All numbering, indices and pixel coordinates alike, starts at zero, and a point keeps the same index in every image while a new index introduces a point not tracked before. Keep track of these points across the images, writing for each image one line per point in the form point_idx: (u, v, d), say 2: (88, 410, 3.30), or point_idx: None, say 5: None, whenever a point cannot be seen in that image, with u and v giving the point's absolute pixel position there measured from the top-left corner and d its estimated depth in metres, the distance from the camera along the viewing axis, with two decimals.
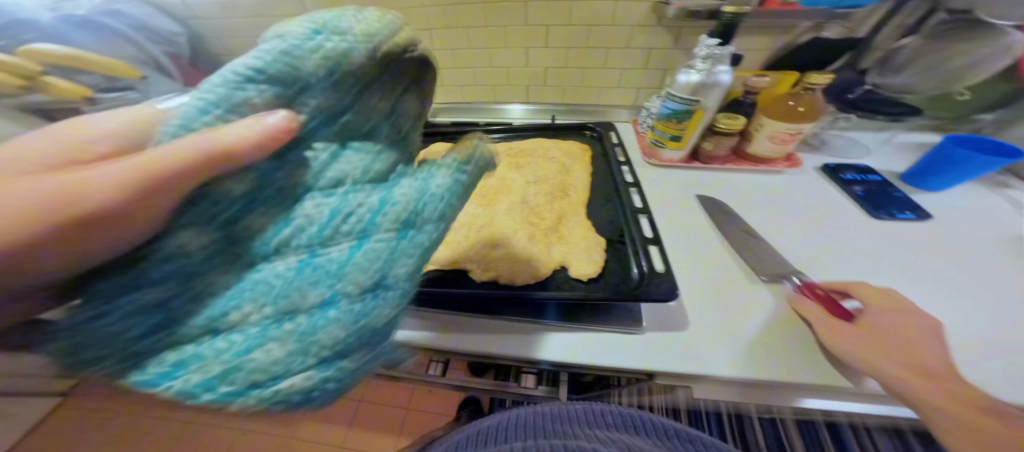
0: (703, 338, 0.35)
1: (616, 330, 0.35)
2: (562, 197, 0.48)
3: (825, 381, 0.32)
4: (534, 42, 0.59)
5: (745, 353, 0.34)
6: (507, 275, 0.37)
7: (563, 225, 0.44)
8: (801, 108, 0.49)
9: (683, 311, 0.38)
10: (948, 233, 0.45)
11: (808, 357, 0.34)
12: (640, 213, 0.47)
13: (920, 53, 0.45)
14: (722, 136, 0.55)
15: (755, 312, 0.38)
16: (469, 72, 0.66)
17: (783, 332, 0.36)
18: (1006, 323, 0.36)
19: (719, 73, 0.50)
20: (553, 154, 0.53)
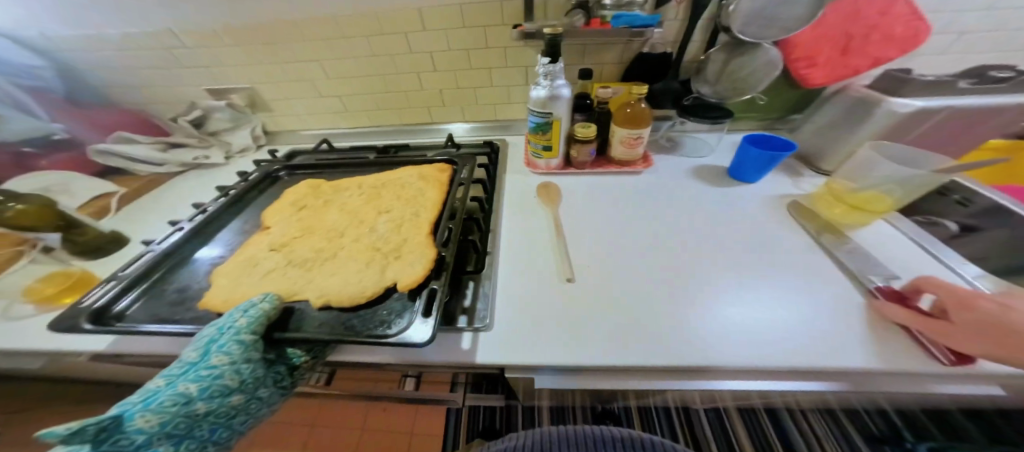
0: (537, 328, 0.41)
1: (458, 330, 0.41)
2: (422, 213, 0.56)
3: (645, 358, 0.37)
4: (425, 69, 0.76)
5: (571, 338, 0.40)
6: (336, 300, 0.42)
7: (405, 245, 0.50)
8: (636, 117, 0.60)
9: (520, 303, 0.45)
10: (753, 225, 0.55)
11: (628, 337, 0.39)
12: (484, 226, 0.55)
13: (723, 65, 0.60)
14: (582, 144, 0.64)
15: (582, 297, 0.45)
16: (379, 98, 0.83)
17: (605, 318, 0.42)
18: (773, 294, 0.43)
19: (559, 87, 0.56)
20: (413, 181, 0.64)
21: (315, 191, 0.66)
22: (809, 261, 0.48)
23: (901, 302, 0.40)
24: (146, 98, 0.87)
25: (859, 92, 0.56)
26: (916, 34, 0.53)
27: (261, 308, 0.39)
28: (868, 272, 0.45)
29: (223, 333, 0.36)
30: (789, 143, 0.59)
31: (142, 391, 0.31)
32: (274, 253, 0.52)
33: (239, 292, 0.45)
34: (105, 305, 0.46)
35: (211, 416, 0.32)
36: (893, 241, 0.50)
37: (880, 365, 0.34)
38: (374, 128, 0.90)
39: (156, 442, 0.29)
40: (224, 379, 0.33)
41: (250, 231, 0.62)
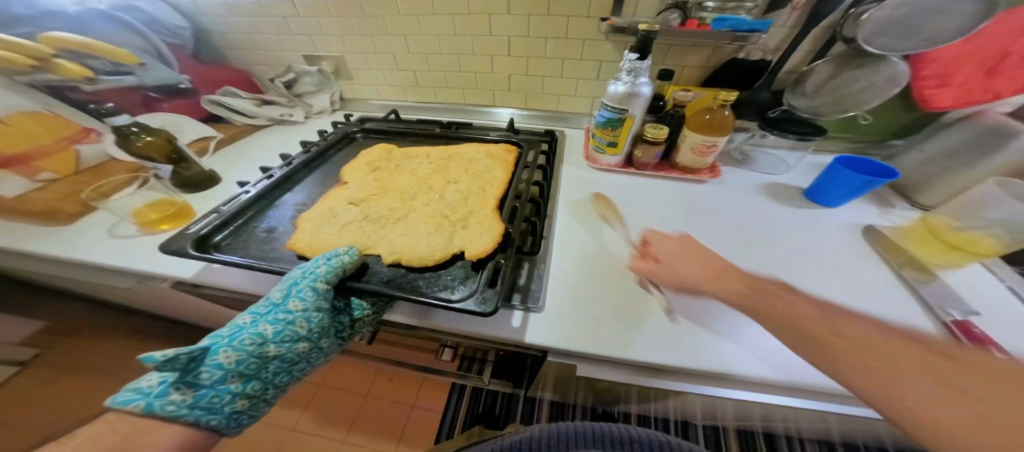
0: (585, 316, 0.42)
1: (512, 308, 0.43)
2: (485, 191, 0.59)
3: (690, 363, 0.37)
4: (500, 52, 0.78)
5: (618, 333, 0.40)
6: (405, 258, 0.46)
7: (470, 217, 0.54)
8: (717, 124, 0.57)
9: (568, 291, 0.46)
10: (829, 253, 0.50)
11: (675, 342, 0.39)
12: (539, 210, 0.56)
13: (833, 76, 0.56)
14: (650, 144, 0.62)
15: (631, 295, 0.45)
16: (451, 76, 0.87)
17: (654, 319, 0.42)
18: None
19: (641, 85, 0.55)
20: (478, 158, 0.67)
21: (387, 155, 0.71)
22: (893, 295, 0.44)
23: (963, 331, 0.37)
24: (251, 57, 0.98)
25: (989, 121, 0.50)
26: None
27: (341, 259, 0.43)
28: (948, 304, 0.41)
29: (302, 279, 0.41)
30: (891, 171, 0.54)
31: (232, 327, 0.39)
32: (352, 207, 0.58)
33: (321, 238, 0.51)
34: (207, 233, 0.53)
35: (276, 361, 0.38)
36: (998, 295, 0.44)
37: None
38: (437, 105, 0.94)
39: (229, 378, 0.36)
40: (291, 329, 0.39)
41: (327, 185, 0.68)
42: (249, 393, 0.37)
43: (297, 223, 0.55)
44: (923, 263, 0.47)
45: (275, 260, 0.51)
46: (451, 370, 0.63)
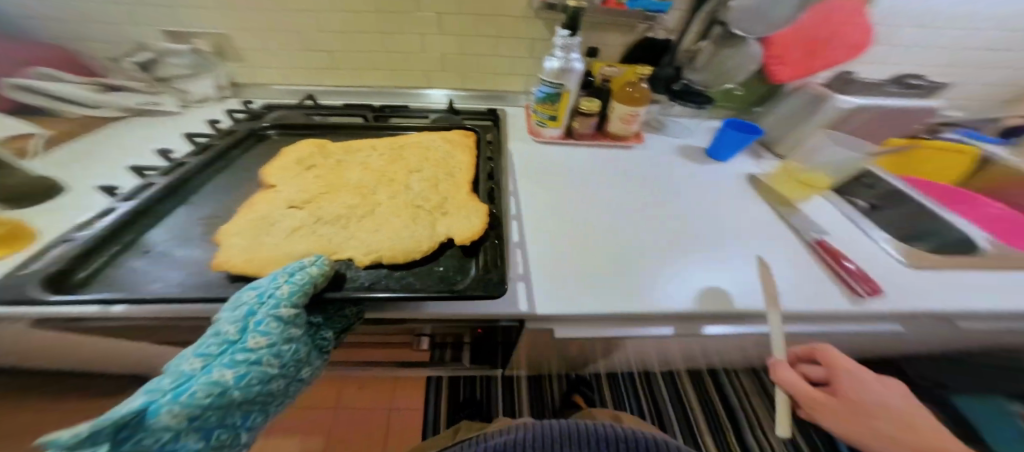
0: (566, 281, 0.45)
1: (517, 286, 0.43)
2: (450, 178, 0.57)
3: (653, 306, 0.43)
4: (429, 30, 0.74)
5: (596, 290, 0.44)
6: (386, 255, 0.42)
7: (444, 205, 0.52)
8: (637, 95, 0.66)
9: (547, 262, 0.48)
10: (729, 197, 0.63)
11: (644, 290, 0.45)
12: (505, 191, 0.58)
13: (714, 53, 0.68)
14: (586, 116, 0.68)
15: (605, 256, 0.49)
16: (374, 57, 0.79)
17: (626, 275, 0.47)
18: (756, 251, 0.52)
19: (573, 60, 0.59)
20: (436, 145, 0.64)
21: (321, 151, 0.62)
22: (773, 223, 0.57)
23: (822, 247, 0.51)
24: (71, 30, 0.71)
25: (807, 90, 0.67)
26: (864, 43, 0.63)
27: (309, 272, 0.34)
28: (809, 230, 0.55)
29: (260, 306, 0.30)
30: (757, 128, 0.69)
31: (172, 377, 0.24)
32: (295, 211, 0.49)
33: (262, 251, 0.41)
34: (62, 268, 0.37)
35: (246, 402, 0.27)
36: (831, 211, 0.61)
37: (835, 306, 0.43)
38: (361, 89, 0.84)
39: (183, 439, 0.22)
40: (265, 363, 0.28)
41: (245, 186, 0.55)
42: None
43: (215, 238, 0.43)
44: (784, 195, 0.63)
45: (187, 282, 0.38)
46: (422, 362, 0.60)
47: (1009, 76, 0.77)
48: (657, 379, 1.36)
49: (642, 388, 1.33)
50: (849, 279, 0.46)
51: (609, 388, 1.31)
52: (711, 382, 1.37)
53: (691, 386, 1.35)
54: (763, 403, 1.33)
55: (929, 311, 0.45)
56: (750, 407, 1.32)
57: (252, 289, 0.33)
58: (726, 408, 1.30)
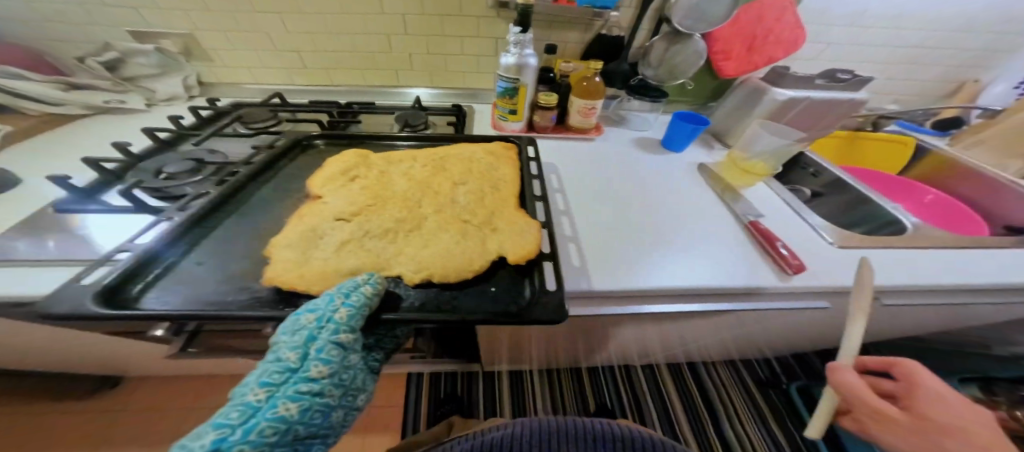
0: (569, 270, 0.47)
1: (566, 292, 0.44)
2: (495, 192, 0.57)
3: (627, 287, 0.46)
4: (397, 31, 0.77)
5: (590, 276, 0.46)
6: (439, 272, 0.42)
7: (494, 220, 0.52)
8: (592, 89, 0.69)
9: (563, 257, 0.49)
10: (680, 185, 0.66)
11: (644, 276, 0.47)
12: (539, 199, 0.58)
13: (663, 51, 0.72)
14: (544, 110, 0.70)
15: (617, 252, 0.51)
16: (344, 56, 0.80)
17: (627, 264, 0.49)
18: (715, 236, 0.54)
19: (527, 56, 0.61)
20: (477, 156, 0.64)
21: (365, 161, 0.60)
22: (715, 208, 0.60)
23: (757, 229, 0.53)
24: (35, 30, 0.71)
25: (748, 83, 0.71)
26: (797, 40, 0.68)
27: (364, 294, 0.36)
28: (746, 211, 0.58)
29: (320, 333, 0.33)
30: (702, 118, 0.71)
31: (240, 409, 0.27)
32: (344, 224, 0.48)
33: (312, 268, 0.41)
34: (116, 282, 0.35)
35: (311, 430, 0.31)
36: (770, 196, 0.63)
37: (770, 284, 0.46)
38: (331, 87, 0.86)
39: None
40: (323, 394, 0.31)
41: (292, 196, 0.54)
42: None
43: (267, 250, 0.43)
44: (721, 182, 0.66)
45: (217, 299, 0.37)
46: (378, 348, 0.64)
47: (944, 73, 0.83)
48: (636, 367, 1.41)
49: (624, 384, 1.35)
50: (780, 257, 0.48)
51: (591, 387, 1.33)
52: (691, 377, 1.39)
53: (671, 379, 1.38)
54: (741, 395, 1.35)
55: (837, 284, 0.47)
56: (728, 399, 1.34)
57: (306, 311, 0.34)
58: (704, 399, 1.33)
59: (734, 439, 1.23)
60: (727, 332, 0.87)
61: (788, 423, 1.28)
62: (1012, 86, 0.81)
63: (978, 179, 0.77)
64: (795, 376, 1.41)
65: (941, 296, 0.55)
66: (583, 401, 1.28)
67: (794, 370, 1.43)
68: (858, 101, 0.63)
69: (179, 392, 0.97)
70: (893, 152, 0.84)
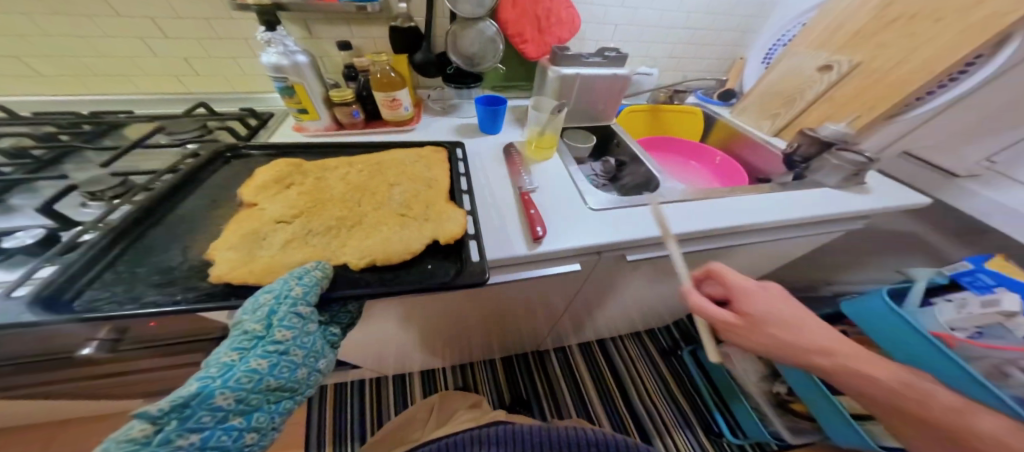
0: (489, 239, 0.51)
1: (503, 258, 0.49)
2: (428, 190, 0.54)
3: (517, 251, 0.50)
4: (151, 34, 0.64)
5: (489, 249, 0.49)
6: (381, 256, 0.43)
7: (431, 208, 0.51)
8: (389, 80, 0.68)
9: (483, 237, 0.51)
10: (491, 166, 0.68)
11: (561, 240, 0.53)
12: (466, 193, 0.58)
13: (456, 39, 0.72)
14: (340, 106, 0.67)
15: (526, 224, 0.54)
16: (89, 64, 0.66)
17: (536, 231, 0.53)
18: (513, 208, 0.57)
19: (294, 54, 0.58)
20: (410, 161, 0.61)
21: (298, 169, 0.56)
22: (512, 180, 0.63)
23: (524, 206, 0.56)
24: None
25: (540, 63, 0.76)
26: (572, 20, 0.76)
27: (315, 275, 0.39)
28: (523, 182, 0.62)
29: (279, 304, 0.35)
30: (494, 98, 0.74)
31: (218, 365, 0.31)
32: (286, 226, 0.46)
33: (260, 264, 0.40)
34: (49, 293, 0.34)
35: (280, 388, 0.34)
36: (557, 169, 0.68)
37: (551, 247, 0.51)
38: (73, 98, 0.69)
39: (232, 416, 0.30)
40: (290, 353, 0.34)
41: (222, 206, 0.49)
42: (259, 426, 0.31)
43: (209, 254, 0.41)
44: (525, 159, 0.69)
45: (162, 298, 0.37)
46: (162, 378, 0.57)
47: (720, 50, 0.99)
48: (551, 354, 1.36)
49: (535, 370, 1.31)
50: (533, 227, 0.52)
51: (506, 382, 1.26)
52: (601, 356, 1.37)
53: (583, 364, 1.34)
54: (648, 367, 1.35)
55: (591, 242, 0.53)
56: (634, 368, 1.35)
57: (269, 285, 0.38)
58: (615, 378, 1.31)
59: (641, 411, 1.22)
60: (596, 309, 0.91)
61: (688, 384, 1.31)
62: (759, 61, 0.96)
63: (746, 140, 0.93)
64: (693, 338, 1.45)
65: (691, 243, 0.64)
66: (498, 393, 1.22)
67: (691, 334, 1.46)
68: (622, 76, 0.74)
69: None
70: (687, 122, 1.00)
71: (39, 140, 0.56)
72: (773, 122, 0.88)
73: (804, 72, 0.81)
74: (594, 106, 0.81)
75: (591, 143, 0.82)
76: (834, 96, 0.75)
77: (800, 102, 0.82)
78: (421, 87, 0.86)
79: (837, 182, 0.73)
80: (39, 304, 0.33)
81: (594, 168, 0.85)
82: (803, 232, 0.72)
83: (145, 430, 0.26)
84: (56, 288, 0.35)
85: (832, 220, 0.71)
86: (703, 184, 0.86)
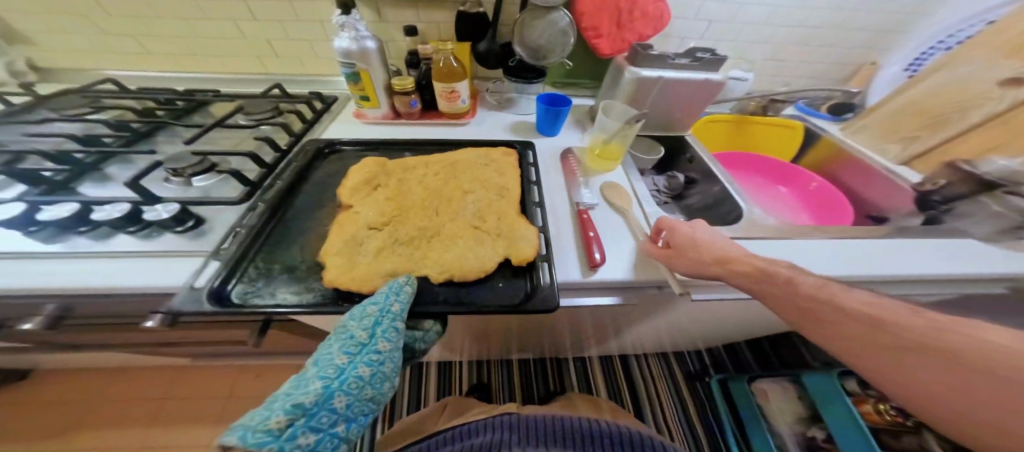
0: (558, 260, 0.46)
1: (571, 280, 0.44)
2: (502, 197, 0.52)
3: (585, 274, 0.45)
4: (238, 15, 0.67)
5: (561, 266, 0.46)
6: (459, 271, 0.42)
7: (503, 222, 0.49)
8: (450, 72, 0.64)
9: (552, 256, 0.46)
10: (552, 171, 0.62)
11: (636, 267, 0.47)
12: (536, 205, 0.54)
13: (524, 28, 0.66)
14: (400, 95, 0.66)
15: (596, 243, 0.47)
16: (185, 41, 0.71)
17: (614, 254, 0.48)
18: (579, 224, 0.51)
19: (363, 39, 0.57)
20: (483, 164, 0.59)
21: (384, 168, 0.57)
22: (575, 191, 0.58)
23: (585, 226, 0.50)
24: None
25: (614, 60, 0.68)
26: (661, 15, 0.66)
27: (408, 290, 0.39)
28: (584, 197, 0.56)
29: (385, 319, 0.35)
30: (560, 97, 0.68)
31: (332, 369, 0.32)
32: (378, 234, 0.47)
33: (361, 272, 0.42)
34: (220, 286, 0.38)
35: (372, 400, 0.34)
36: (620, 183, 0.61)
37: (626, 276, 0.45)
38: (171, 72, 0.76)
39: (337, 423, 0.31)
40: (386, 366, 0.35)
41: (314, 205, 0.51)
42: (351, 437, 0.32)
43: (321, 257, 0.43)
44: (588, 169, 0.63)
45: (293, 296, 0.40)
46: (213, 344, 0.62)
47: (839, 53, 0.81)
48: (568, 360, 1.31)
49: (552, 376, 1.26)
50: (600, 251, 0.46)
51: (519, 384, 1.23)
52: (622, 373, 1.27)
53: (600, 374, 1.26)
54: (670, 393, 1.22)
55: (664, 279, 0.46)
56: (654, 390, 1.22)
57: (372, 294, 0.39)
58: (632, 400, 1.20)
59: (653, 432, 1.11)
60: (623, 329, 0.83)
61: (710, 417, 1.16)
62: (903, 67, 0.77)
63: (857, 167, 0.77)
64: (725, 369, 1.28)
65: None
66: (510, 393, 1.20)
67: (722, 362, 1.30)
68: (715, 82, 0.63)
69: (88, 395, 0.96)
70: (783, 138, 0.86)
71: (141, 115, 0.62)
72: (906, 148, 0.71)
73: (971, 85, 0.62)
74: (671, 113, 0.71)
75: (661, 154, 0.72)
76: (1015, 119, 0.58)
77: (957, 124, 0.64)
78: (480, 79, 0.83)
79: (991, 234, 0.56)
80: (213, 290, 0.38)
81: (656, 183, 0.75)
82: (927, 294, 0.57)
83: (280, 423, 0.26)
84: (223, 281, 0.39)
85: (980, 282, 0.55)
86: (790, 216, 0.73)
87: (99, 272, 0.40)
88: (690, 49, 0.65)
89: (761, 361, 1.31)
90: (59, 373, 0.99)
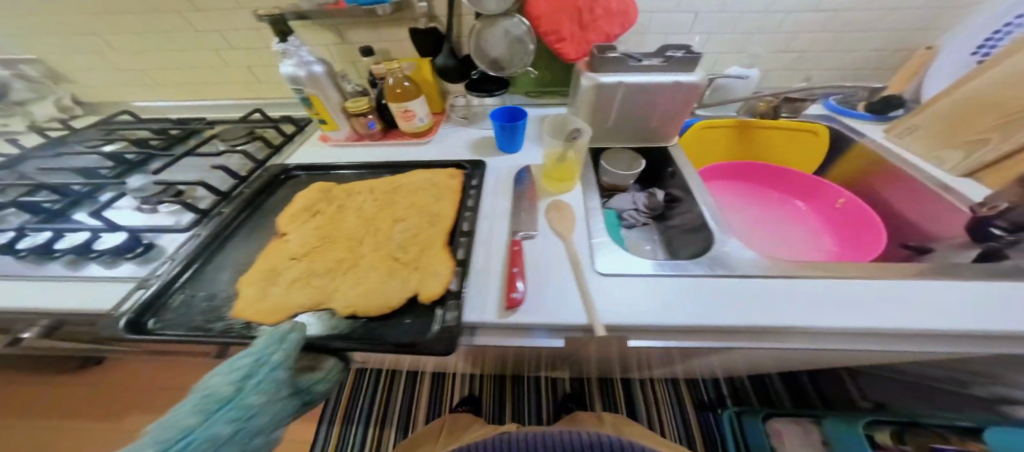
0: (473, 297, 0.42)
1: (482, 320, 0.40)
2: (431, 225, 0.50)
3: (500, 316, 0.40)
4: (218, 47, 0.72)
5: (473, 305, 0.41)
6: (361, 308, 0.40)
7: (423, 255, 0.46)
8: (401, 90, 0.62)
9: (467, 293, 0.42)
10: (501, 194, 0.58)
11: (562, 309, 0.40)
12: (468, 234, 0.50)
13: (479, 37, 0.62)
14: (356, 116, 0.65)
15: (518, 279, 0.42)
16: (184, 73, 0.78)
17: (540, 292, 0.42)
18: (509, 256, 0.46)
19: (309, 64, 0.58)
20: (424, 187, 0.56)
21: (327, 194, 0.57)
22: (518, 217, 0.53)
23: (513, 259, 0.45)
24: None
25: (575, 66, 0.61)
26: (627, 10, 0.58)
27: (296, 336, 0.36)
28: (523, 226, 0.51)
29: (259, 371, 0.32)
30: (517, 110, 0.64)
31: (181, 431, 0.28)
32: (296, 264, 0.46)
33: (269, 305, 0.41)
34: (137, 312, 0.39)
35: None
36: (574, 206, 0.54)
37: (546, 319, 0.39)
38: (178, 102, 0.85)
39: None
40: (258, 419, 0.32)
41: (254, 232, 0.52)
42: None
43: (237, 287, 0.43)
44: (541, 191, 0.58)
45: (202, 322, 0.40)
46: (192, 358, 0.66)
47: (876, 37, 0.66)
48: (564, 379, 1.23)
49: (546, 395, 1.20)
50: (520, 290, 0.41)
51: (510, 400, 1.19)
52: (623, 398, 1.16)
53: (598, 398, 1.17)
54: (676, 425, 1.09)
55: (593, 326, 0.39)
56: (657, 418, 1.11)
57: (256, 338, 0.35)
58: None
59: None
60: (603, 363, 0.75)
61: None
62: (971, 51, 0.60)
63: (900, 180, 0.61)
64: (747, 402, 1.11)
65: (753, 339, 0.40)
66: (500, 410, 1.16)
67: (746, 394, 1.13)
68: (691, 83, 0.54)
69: (139, 382, 1.12)
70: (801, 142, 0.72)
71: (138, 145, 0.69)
72: (970, 155, 0.55)
73: None
74: (646, 121, 0.62)
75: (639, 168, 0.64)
76: None
77: None
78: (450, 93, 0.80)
79: None
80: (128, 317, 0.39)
81: (636, 201, 0.67)
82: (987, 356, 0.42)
83: None
84: (144, 306, 0.40)
85: None
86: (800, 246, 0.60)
87: (58, 294, 0.44)
88: (660, 48, 0.58)
89: (793, 392, 1.13)
90: (116, 362, 1.17)
